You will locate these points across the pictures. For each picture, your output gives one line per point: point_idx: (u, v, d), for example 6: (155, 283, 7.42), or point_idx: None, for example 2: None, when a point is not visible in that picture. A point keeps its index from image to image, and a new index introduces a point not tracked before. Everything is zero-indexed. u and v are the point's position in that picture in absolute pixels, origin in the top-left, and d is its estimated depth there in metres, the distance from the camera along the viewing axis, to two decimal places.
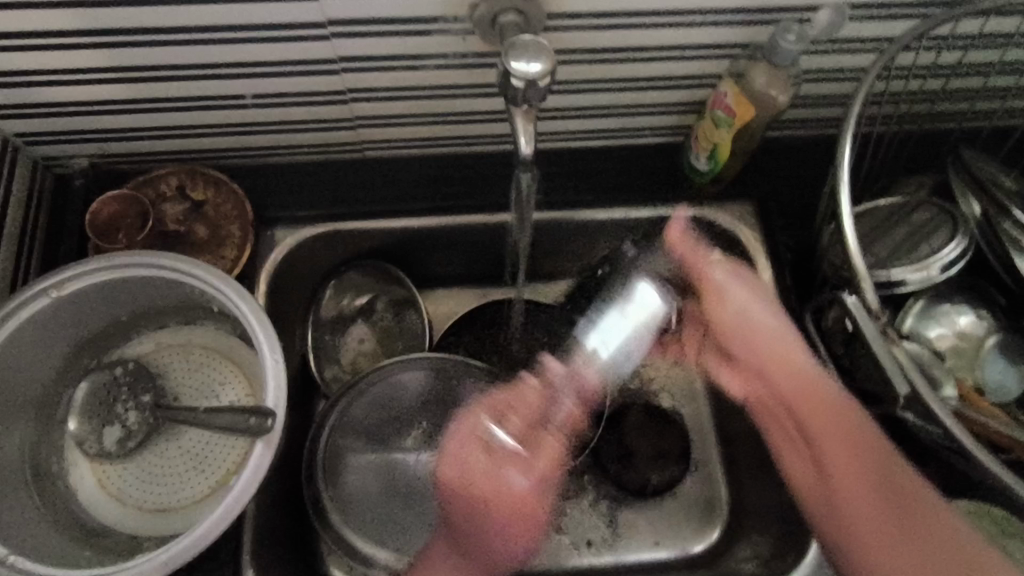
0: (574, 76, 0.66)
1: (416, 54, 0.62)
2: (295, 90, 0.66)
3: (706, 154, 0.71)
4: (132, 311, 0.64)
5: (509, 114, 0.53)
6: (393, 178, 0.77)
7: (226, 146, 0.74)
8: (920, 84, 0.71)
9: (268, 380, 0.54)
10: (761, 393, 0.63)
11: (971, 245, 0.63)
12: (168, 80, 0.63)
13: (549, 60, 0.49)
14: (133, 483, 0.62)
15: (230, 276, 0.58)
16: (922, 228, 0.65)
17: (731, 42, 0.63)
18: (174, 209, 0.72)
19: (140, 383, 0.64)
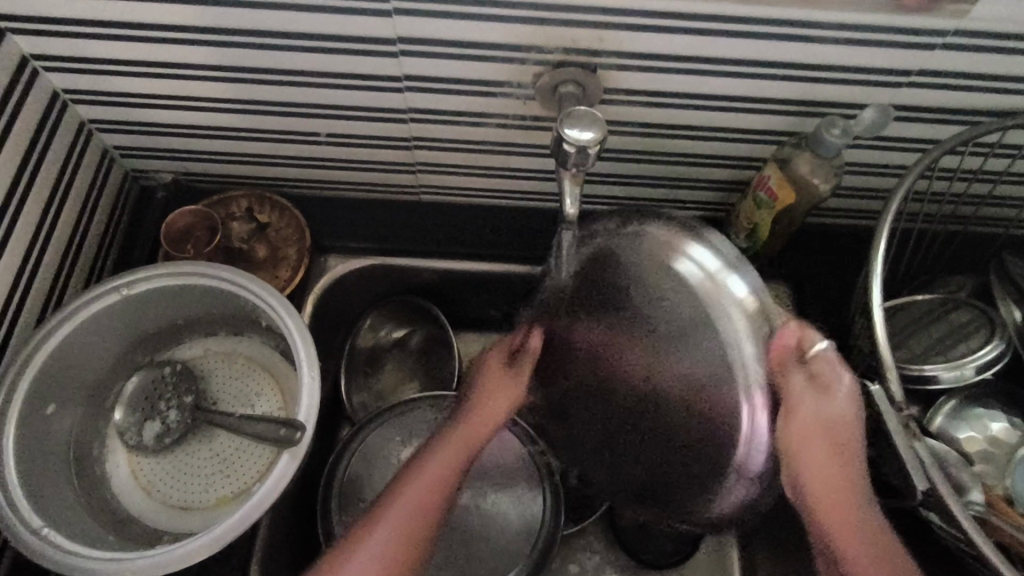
0: (625, 146, 0.69)
1: (479, 112, 0.66)
2: (367, 133, 0.71)
3: (747, 232, 0.73)
4: (188, 315, 0.69)
5: (558, 176, 0.57)
6: (444, 223, 0.82)
7: (295, 176, 0.80)
8: (966, 188, 0.71)
9: (303, 396, 0.58)
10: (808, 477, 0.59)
11: (1008, 351, 0.62)
12: (254, 113, 0.70)
13: (600, 130, 0.52)
14: (164, 478, 0.66)
15: (283, 295, 0.63)
16: (959, 328, 0.65)
17: (778, 130, 0.66)
18: (241, 227, 0.77)
19: (184, 384, 0.68)
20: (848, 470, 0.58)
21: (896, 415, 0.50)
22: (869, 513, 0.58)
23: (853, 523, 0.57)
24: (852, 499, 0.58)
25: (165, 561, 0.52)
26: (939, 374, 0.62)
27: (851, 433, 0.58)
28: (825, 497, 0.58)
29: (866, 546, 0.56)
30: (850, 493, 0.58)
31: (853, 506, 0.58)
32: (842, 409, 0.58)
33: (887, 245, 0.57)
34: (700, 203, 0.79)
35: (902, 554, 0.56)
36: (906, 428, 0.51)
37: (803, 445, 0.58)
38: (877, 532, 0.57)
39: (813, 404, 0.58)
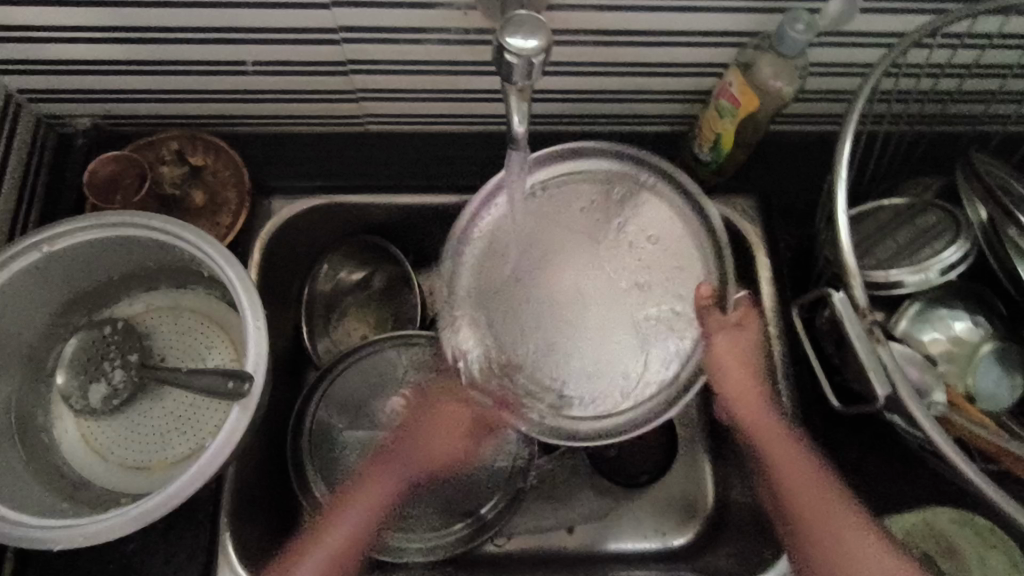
0: (578, 57, 0.64)
1: (418, 28, 0.61)
2: (296, 59, 0.65)
3: (710, 144, 0.69)
4: (124, 270, 0.64)
5: (504, 92, 0.52)
6: (392, 155, 0.77)
7: (227, 113, 0.74)
8: (934, 84, 0.66)
9: (250, 346, 0.54)
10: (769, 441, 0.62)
11: (971, 253, 0.61)
12: (169, 43, 0.63)
13: (544, 38, 0.48)
14: (117, 441, 0.63)
15: (219, 241, 0.58)
16: (927, 231, 0.63)
17: (740, 30, 0.61)
18: (172, 172, 0.72)
19: (129, 342, 0.65)
20: (773, 428, 0.63)
21: (860, 321, 0.49)
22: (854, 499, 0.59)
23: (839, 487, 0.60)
24: (791, 458, 0.61)
25: (119, 524, 0.50)
26: (903, 278, 0.60)
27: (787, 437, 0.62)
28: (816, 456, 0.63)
29: (810, 481, 0.59)
30: (785, 436, 0.62)
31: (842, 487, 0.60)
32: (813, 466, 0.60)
33: (852, 145, 0.53)
34: (662, 118, 0.75)
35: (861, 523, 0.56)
36: (869, 332, 0.49)
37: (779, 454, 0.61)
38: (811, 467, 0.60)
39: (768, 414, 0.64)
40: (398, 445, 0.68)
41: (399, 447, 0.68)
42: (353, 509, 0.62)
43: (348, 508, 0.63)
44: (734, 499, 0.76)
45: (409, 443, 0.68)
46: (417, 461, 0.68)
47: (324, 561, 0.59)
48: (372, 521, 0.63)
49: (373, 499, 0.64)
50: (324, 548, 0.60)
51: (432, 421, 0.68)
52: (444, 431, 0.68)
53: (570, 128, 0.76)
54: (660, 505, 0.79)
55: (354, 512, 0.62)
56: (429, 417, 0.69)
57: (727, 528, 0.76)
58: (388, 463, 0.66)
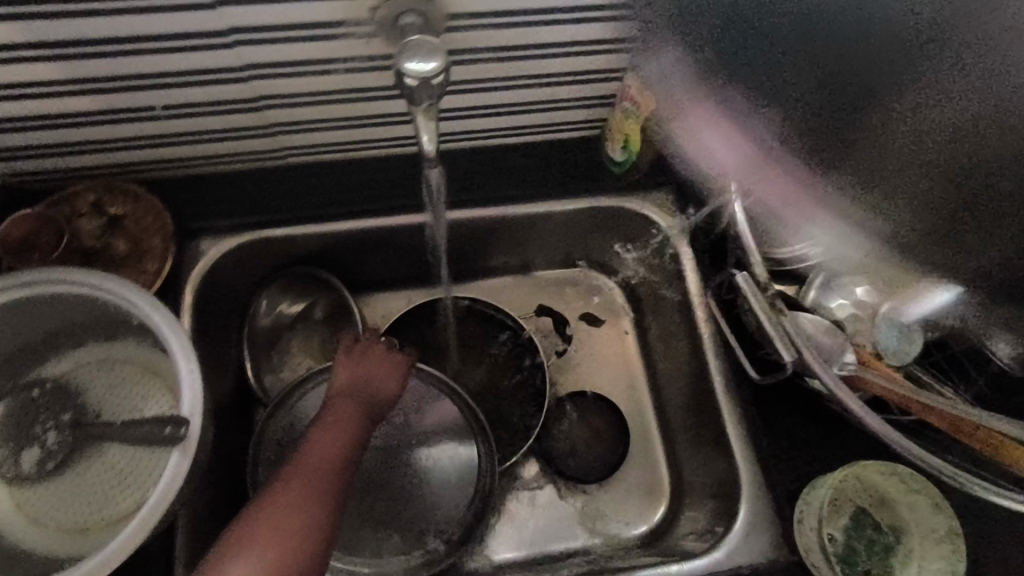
0: (485, 74, 0.67)
1: (323, 59, 0.62)
2: (206, 99, 0.66)
3: (621, 145, 0.74)
4: (48, 330, 0.63)
5: (410, 114, 0.54)
6: (315, 185, 0.78)
7: (143, 159, 0.73)
8: None
9: (183, 390, 0.54)
10: None
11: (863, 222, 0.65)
12: (73, 95, 0.63)
13: (441, 59, 0.50)
14: (55, 504, 0.61)
15: (143, 288, 0.58)
16: None
17: (632, 36, 0.65)
18: (90, 224, 0.71)
19: (60, 402, 0.64)
20: None
21: (762, 295, 0.53)
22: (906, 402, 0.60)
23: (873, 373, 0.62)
24: None
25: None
26: None
27: None
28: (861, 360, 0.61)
29: None
30: None
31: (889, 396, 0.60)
32: None
33: None
34: (575, 124, 0.78)
35: None
36: (771, 306, 0.53)
37: None
38: None
39: None
40: (327, 426, 0.60)
41: (330, 424, 0.60)
42: (281, 491, 0.54)
43: (286, 490, 0.54)
44: (687, 479, 0.79)
45: (342, 413, 0.61)
46: (361, 426, 0.61)
47: (272, 550, 0.50)
48: (321, 495, 0.54)
49: (306, 471, 0.56)
50: (257, 550, 0.50)
51: (362, 373, 0.66)
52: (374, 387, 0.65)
53: (488, 142, 0.78)
54: (617, 497, 0.81)
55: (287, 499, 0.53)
56: (356, 380, 0.65)
57: (683, 509, 0.79)
58: (323, 438, 0.59)
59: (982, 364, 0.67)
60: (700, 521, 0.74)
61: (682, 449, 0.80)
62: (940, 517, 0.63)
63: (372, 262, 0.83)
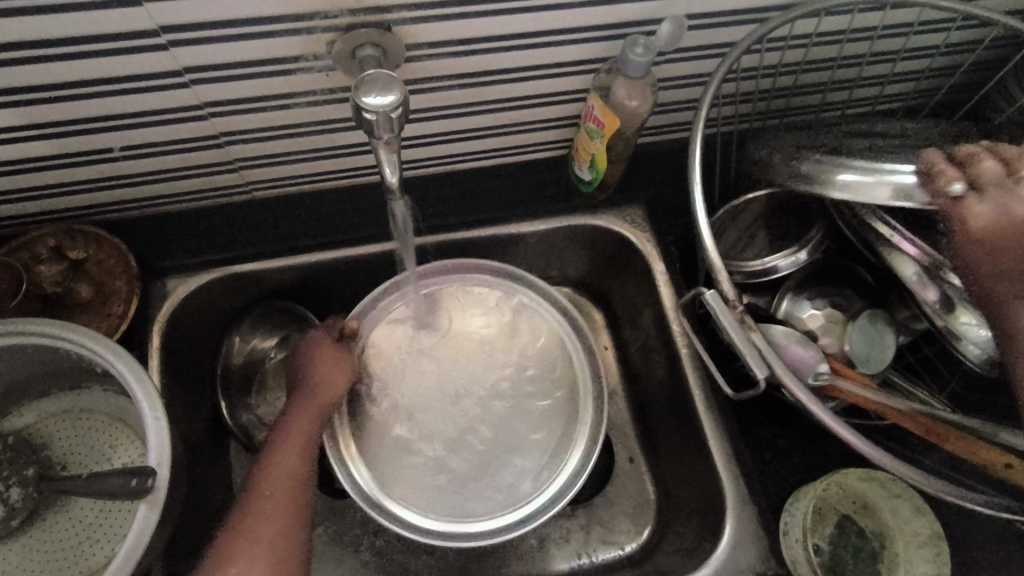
0: (448, 100, 0.67)
1: (284, 94, 0.62)
2: (166, 138, 0.65)
3: (588, 164, 0.73)
4: (7, 382, 0.61)
5: (372, 147, 0.53)
6: (283, 218, 0.77)
7: (103, 200, 0.72)
8: (774, 83, 0.72)
9: (151, 437, 0.53)
10: None
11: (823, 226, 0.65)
12: (26, 140, 0.62)
13: (399, 92, 0.50)
14: (22, 564, 0.59)
15: (105, 335, 0.57)
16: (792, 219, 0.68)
17: (592, 58, 0.65)
18: (50, 270, 0.68)
19: (22, 457, 0.60)
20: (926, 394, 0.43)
21: (730, 310, 0.52)
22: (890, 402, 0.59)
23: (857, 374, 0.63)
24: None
25: None
26: (778, 262, 0.66)
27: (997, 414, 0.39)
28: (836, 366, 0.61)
29: None
30: None
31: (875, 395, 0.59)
32: None
33: (701, 151, 0.57)
34: (542, 145, 0.78)
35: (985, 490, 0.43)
36: (742, 322, 0.52)
37: None
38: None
39: None
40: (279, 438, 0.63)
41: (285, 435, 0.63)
42: (257, 512, 0.58)
43: (258, 504, 0.58)
44: (671, 494, 0.79)
45: (295, 428, 0.64)
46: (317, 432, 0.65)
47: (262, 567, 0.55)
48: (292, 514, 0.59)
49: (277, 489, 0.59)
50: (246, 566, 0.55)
51: (307, 381, 0.68)
52: (318, 393, 0.67)
53: (456, 166, 0.78)
54: (604, 516, 0.80)
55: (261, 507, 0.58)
56: (299, 391, 0.67)
57: (669, 524, 0.78)
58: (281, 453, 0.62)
59: (954, 365, 0.68)
60: (687, 538, 0.73)
61: (666, 464, 0.80)
62: (922, 522, 0.63)
63: (345, 292, 0.82)
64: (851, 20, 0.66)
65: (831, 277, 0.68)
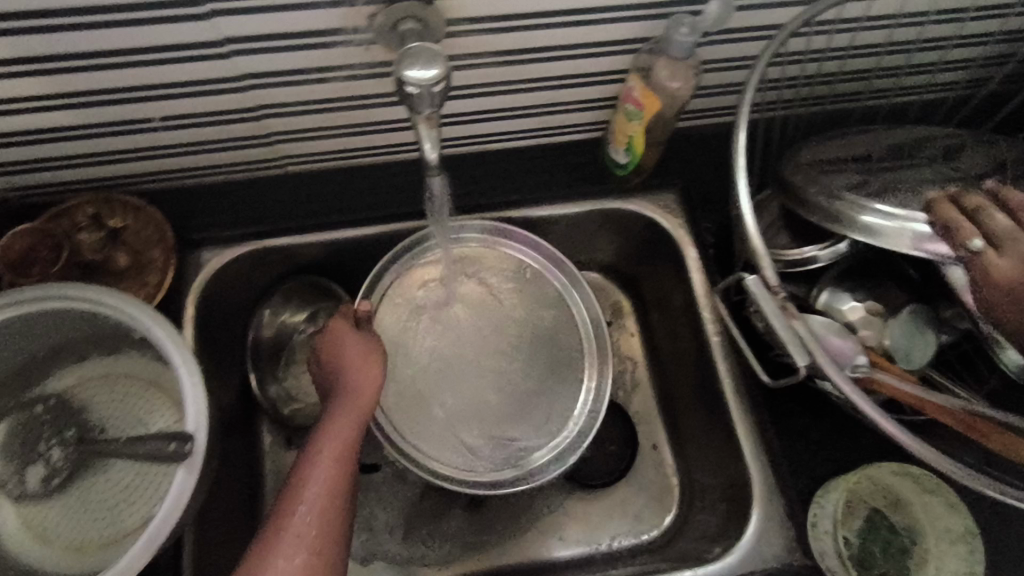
0: (485, 79, 0.66)
1: (322, 67, 0.61)
2: (205, 110, 0.65)
3: (624, 147, 0.72)
4: (49, 346, 0.63)
5: (412, 122, 0.53)
6: (317, 194, 0.77)
7: (141, 171, 0.73)
8: (819, 68, 0.70)
9: (188, 404, 0.54)
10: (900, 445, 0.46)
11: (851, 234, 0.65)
12: (69, 108, 0.62)
13: (443, 65, 0.49)
14: (62, 522, 0.61)
15: (145, 302, 0.58)
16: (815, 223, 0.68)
17: (634, 38, 0.64)
18: (90, 239, 0.69)
19: (62, 420, 0.63)
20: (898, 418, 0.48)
21: (772, 297, 0.51)
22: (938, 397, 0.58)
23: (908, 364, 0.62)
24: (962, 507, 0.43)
25: None
26: (819, 253, 0.64)
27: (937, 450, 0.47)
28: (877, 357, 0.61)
29: None
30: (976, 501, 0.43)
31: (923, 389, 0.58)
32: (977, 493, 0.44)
33: (747, 134, 0.56)
34: (577, 127, 0.77)
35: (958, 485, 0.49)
36: (783, 309, 0.51)
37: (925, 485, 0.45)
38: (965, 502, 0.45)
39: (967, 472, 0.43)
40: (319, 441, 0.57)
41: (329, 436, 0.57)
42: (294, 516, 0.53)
43: (299, 501, 0.54)
44: (696, 482, 0.78)
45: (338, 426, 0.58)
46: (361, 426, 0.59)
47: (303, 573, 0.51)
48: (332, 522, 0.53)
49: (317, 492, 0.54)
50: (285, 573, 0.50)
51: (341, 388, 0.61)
52: (350, 390, 0.61)
53: (490, 146, 0.77)
54: (627, 502, 0.80)
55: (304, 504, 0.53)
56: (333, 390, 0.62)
57: (692, 511, 0.78)
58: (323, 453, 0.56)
59: (993, 363, 0.67)
60: (711, 526, 0.73)
61: (691, 452, 0.80)
62: (956, 518, 0.62)
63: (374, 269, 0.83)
64: (904, 4, 0.64)
65: (871, 272, 0.66)
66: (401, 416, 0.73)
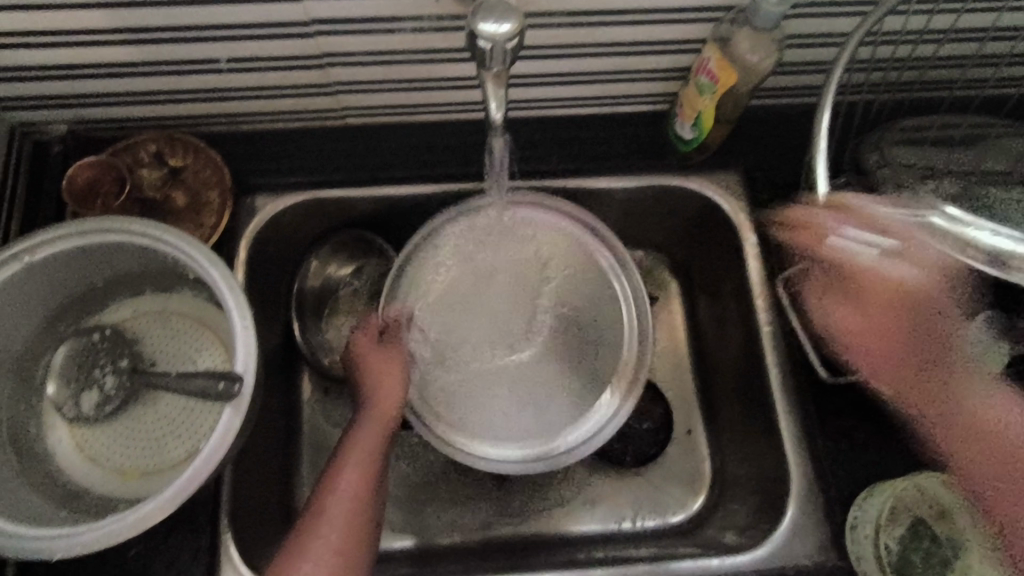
0: (554, 40, 0.64)
1: (390, 17, 0.60)
2: (270, 54, 0.65)
3: (691, 122, 0.69)
4: (108, 277, 0.64)
5: (480, 79, 0.52)
6: (372, 147, 0.76)
7: (202, 112, 0.73)
8: (912, 50, 0.66)
9: (238, 345, 0.54)
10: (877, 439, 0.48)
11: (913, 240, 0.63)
12: (139, 43, 0.62)
13: (516, 21, 0.47)
14: (112, 446, 0.63)
15: (201, 241, 0.58)
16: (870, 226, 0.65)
17: (716, 5, 0.61)
18: (151, 174, 0.71)
19: (118, 348, 0.65)
20: None
21: None
22: (983, 396, 0.58)
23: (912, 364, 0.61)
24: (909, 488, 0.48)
25: (119, 530, 0.50)
26: (890, 249, 0.61)
27: None
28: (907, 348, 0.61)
29: None
30: None
31: (963, 387, 0.58)
32: None
33: (831, 114, 0.53)
34: (643, 97, 0.74)
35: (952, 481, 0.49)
36: None
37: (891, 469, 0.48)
38: None
39: None
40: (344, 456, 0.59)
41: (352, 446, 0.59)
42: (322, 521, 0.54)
43: (324, 507, 0.55)
44: (730, 472, 0.77)
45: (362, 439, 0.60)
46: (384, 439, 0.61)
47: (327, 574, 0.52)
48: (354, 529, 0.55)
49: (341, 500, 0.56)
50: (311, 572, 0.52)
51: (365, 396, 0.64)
52: (379, 408, 0.63)
53: (550, 111, 0.75)
54: (658, 484, 0.78)
55: (333, 504, 0.55)
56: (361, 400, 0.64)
57: (724, 501, 0.76)
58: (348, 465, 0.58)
59: None
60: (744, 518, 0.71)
61: (728, 442, 0.78)
62: None
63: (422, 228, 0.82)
64: None
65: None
66: (428, 377, 0.71)
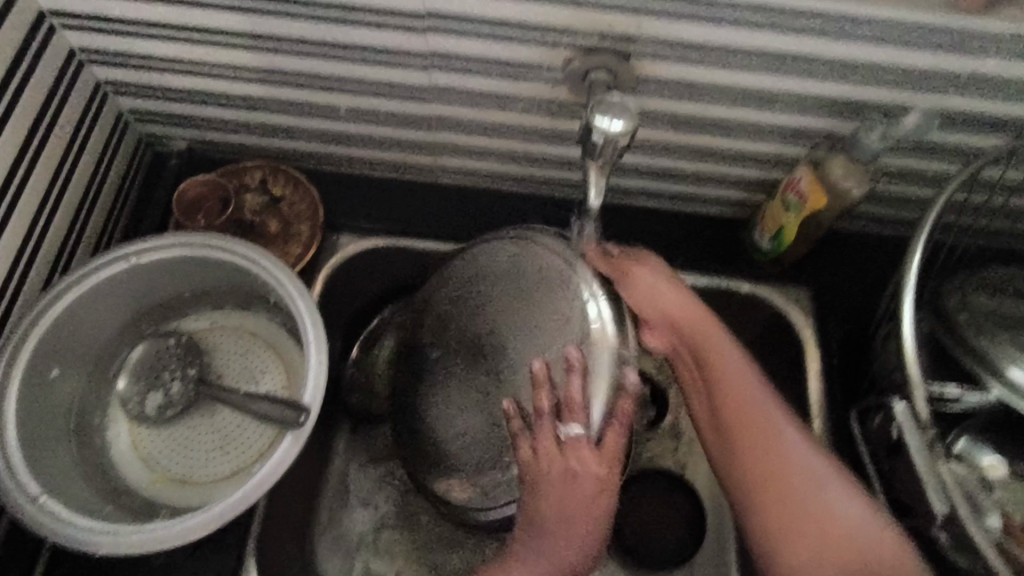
0: (653, 138, 0.67)
1: (506, 96, 0.65)
2: (388, 111, 0.70)
3: (771, 234, 0.70)
4: (197, 288, 0.68)
5: (585, 167, 0.54)
6: (458, 207, 0.80)
7: (311, 151, 0.78)
8: (1005, 201, 0.67)
9: (310, 376, 0.57)
10: (787, 473, 0.55)
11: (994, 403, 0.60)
12: (276, 84, 0.68)
13: (632, 121, 0.50)
14: (163, 450, 0.65)
15: (291, 270, 0.61)
16: (943, 373, 0.63)
17: (815, 131, 0.63)
18: (253, 199, 0.76)
19: (189, 357, 0.67)
20: (800, 448, 0.55)
21: (920, 436, 0.49)
22: (809, 470, 0.55)
23: (741, 419, 0.57)
24: (783, 497, 0.54)
25: (163, 537, 0.51)
26: (964, 396, 0.60)
27: (818, 486, 0.54)
28: (754, 446, 0.57)
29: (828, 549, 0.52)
30: (813, 493, 0.54)
31: (788, 467, 0.55)
32: (829, 497, 0.54)
33: (922, 254, 0.54)
34: (725, 202, 0.76)
35: (816, 497, 0.54)
36: (930, 448, 0.49)
37: (793, 517, 0.54)
38: (789, 472, 0.55)
39: (811, 469, 0.55)
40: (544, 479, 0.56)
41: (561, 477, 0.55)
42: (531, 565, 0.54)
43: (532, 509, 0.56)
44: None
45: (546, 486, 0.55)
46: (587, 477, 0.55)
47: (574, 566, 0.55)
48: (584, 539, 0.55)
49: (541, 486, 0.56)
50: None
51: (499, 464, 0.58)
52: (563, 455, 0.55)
53: (633, 202, 0.78)
54: None
55: (548, 480, 0.55)
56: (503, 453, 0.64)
57: None
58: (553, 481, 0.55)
59: None
60: None
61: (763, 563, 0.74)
62: None
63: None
64: None
65: (1019, 436, 0.61)
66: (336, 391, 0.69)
